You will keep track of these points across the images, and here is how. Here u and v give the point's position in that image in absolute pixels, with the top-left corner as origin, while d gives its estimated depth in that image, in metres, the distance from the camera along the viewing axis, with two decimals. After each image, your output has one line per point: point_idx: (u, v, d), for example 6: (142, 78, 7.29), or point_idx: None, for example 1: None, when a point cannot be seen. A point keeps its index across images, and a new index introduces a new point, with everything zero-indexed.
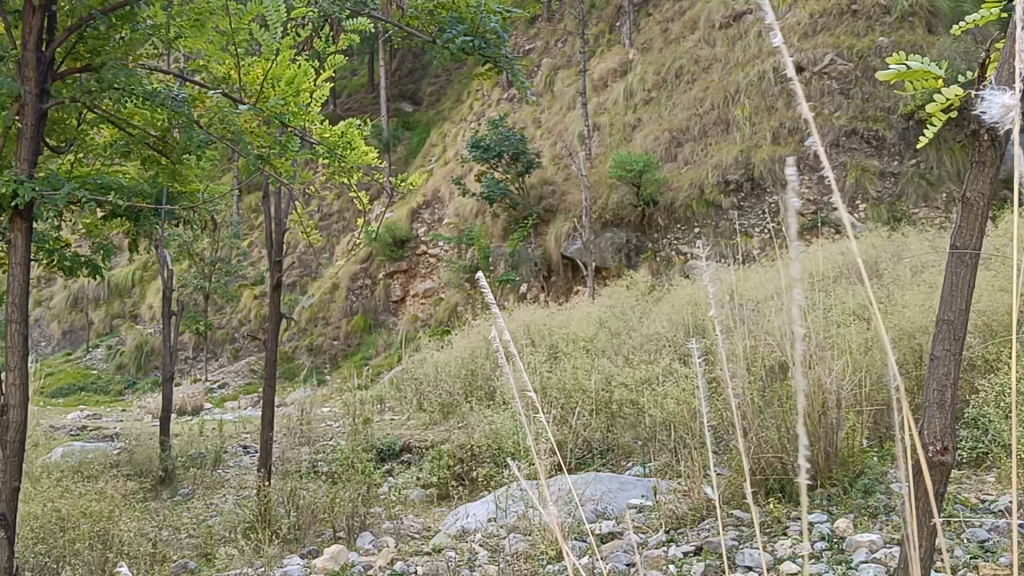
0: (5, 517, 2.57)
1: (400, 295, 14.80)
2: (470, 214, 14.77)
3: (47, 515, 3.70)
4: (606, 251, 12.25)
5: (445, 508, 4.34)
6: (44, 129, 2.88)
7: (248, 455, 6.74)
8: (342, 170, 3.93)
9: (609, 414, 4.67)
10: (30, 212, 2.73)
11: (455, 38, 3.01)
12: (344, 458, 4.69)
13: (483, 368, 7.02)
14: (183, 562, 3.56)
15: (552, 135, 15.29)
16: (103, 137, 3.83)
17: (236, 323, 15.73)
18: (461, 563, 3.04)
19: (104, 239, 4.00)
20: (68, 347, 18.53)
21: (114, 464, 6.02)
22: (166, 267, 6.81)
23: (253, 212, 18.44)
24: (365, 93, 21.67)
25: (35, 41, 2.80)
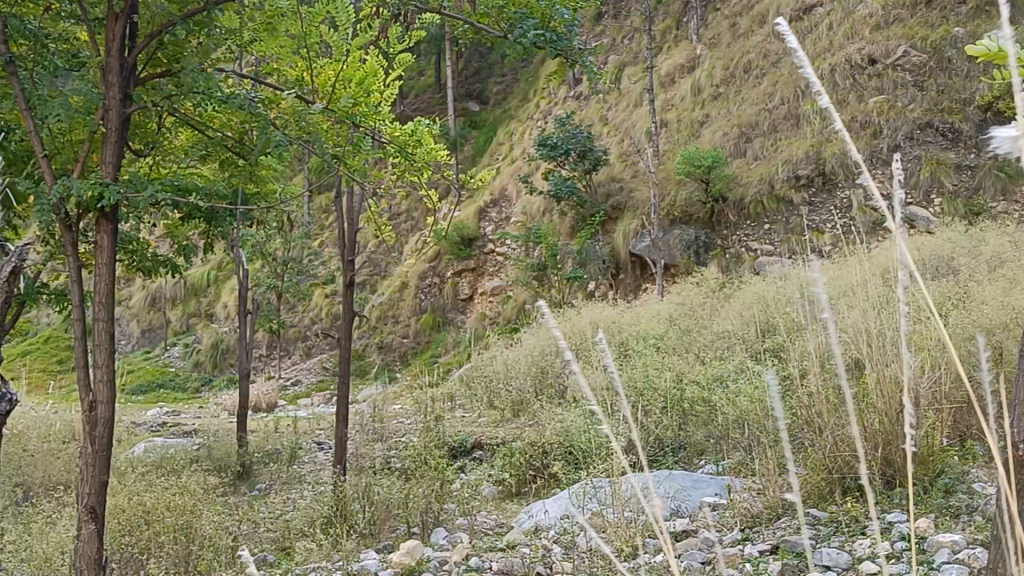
0: (94, 509, 2.67)
1: (469, 293, 14.88)
2: (537, 213, 14.79)
3: (133, 507, 3.80)
4: (675, 248, 12.19)
5: (517, 504, 4.37)
6: (128, 134, 2.98)
7: (322, 452, 6.85)
8: (413, 168, 3.96)
9: (681, 412, 4.64)
10: (115, 215, 2.82)
11: (526, 32, 3.02)
12: (416, 455, 4.73)
13: (555, 365, 7.02)
14: (262, 555, 3.61)
15: (618, 133, 15.25)
16: (180, 140, 3.94)
17: (308, 322, 15.95)
18: (537, 558, 3.06)
19: (184, 239, 4.13)
20: (147, 345, 18.96)
21: (194, 459, 6.16)
22: (241, 267, 6.93)
23: (324, 211, 18.68)
24: (432, 93, 21.81)
25: (118, 46, 2.90)
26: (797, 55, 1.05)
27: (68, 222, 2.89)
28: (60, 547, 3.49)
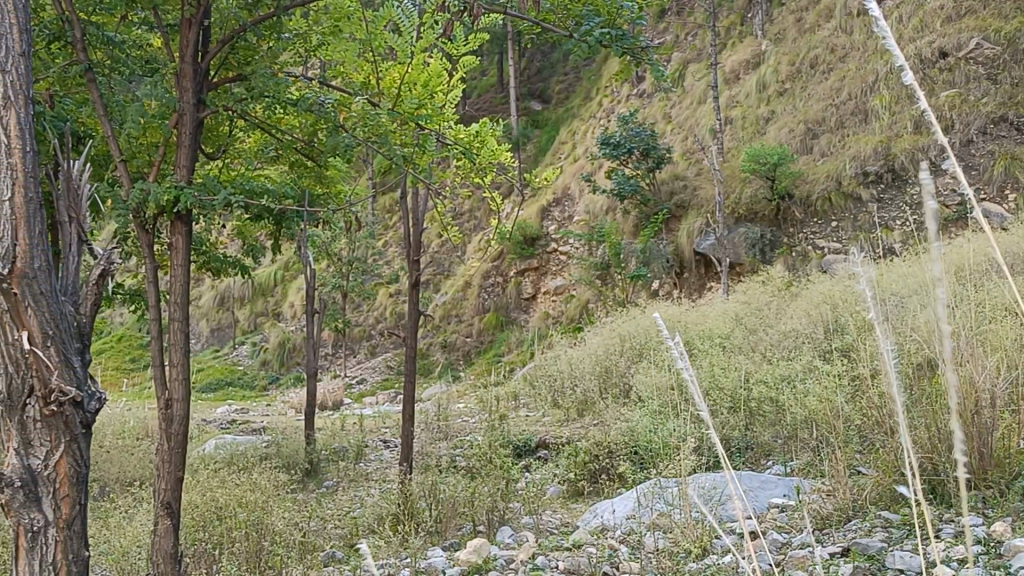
0: (170, 505, 2.89)
1: (532, 292, 14.90)
2: (601, 211, 14.73)
3: (206, 504, 3.89)
4: (740, 246, 12.07)
5: (582, 504, 4.37)
6: (201, 137, 3.12)
7: (388, 450, 6.91)
8: (477, 169, 3.98)
9: (747, 411, 4.60)
10: (190, 216, 3.02)
11: (592, 31, 3.04)
12: (482, 454, 4.75)
13: (620, 365, 6.99)
14: (331, 551, 3.64)
15: (682, 130, 15.13)
16: (249, 141, 4.04)
17: (372, 321, 16.08)
18: (603, 558, 3.06)
19: (253, 240, 4.23)
20: (215, 344, 19.29)
21: (264, 456, 6.25)
22: (308, 266, 7.01)
23: (388, 211, 18.82)
24: (494, 93, 21.84)
25: (191, 52, 3.08)
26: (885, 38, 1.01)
27: (145, 225, 3.03)
28: (136, 540, 3.58)
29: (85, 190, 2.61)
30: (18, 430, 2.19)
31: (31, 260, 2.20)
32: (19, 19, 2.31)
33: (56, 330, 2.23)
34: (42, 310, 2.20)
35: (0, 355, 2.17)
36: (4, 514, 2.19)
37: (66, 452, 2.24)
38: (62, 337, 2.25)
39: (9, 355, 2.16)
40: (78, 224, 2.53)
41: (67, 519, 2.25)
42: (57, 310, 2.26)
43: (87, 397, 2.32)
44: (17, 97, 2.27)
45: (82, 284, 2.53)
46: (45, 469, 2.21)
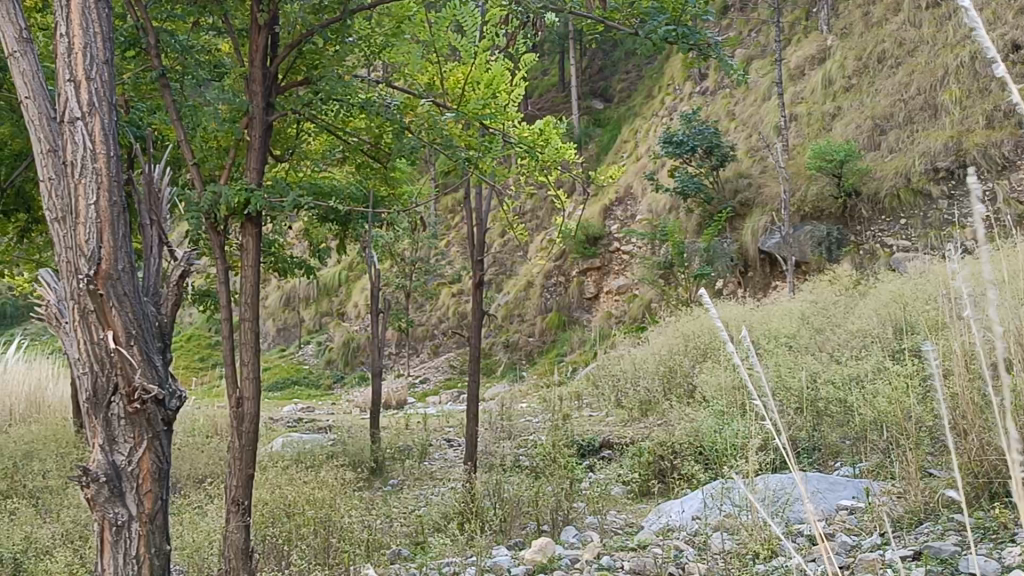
0: (242, 501, 3.05)
1: (594, 292, 14.86)
2: (664, 210, 14.63)
3: (277, 502, 3.97)
4: (806, 245, 11.92)
5: (647, 504, 4.37)
6: (270, 140, 3.23)
7: (452, 449, 6.94)
8: (541, 168, 3.98)
9: (814, 412, 4.54)
10: (259, 218, 3.14)
11: (658, 28, 3.02)
12: (546, 453, 4.77)
13: (684, 365, 6.92)
14: (397, 548, 3.68)
15: (745, 128, 14.94)
16: (315, 142, 4.12)
17: (435, 320, 16.16)
18: (669, 559, 3.05)
19: (319, 241, 4.31)
20: (281, 343, 19.53)
21: (331, 454, 6.33)
22: (372, 266, 7.06)
23: (450, 211, 18.89)
24: (556, 92, 21.79)
25: (260, 57, 3.19)
26: (986, 45, 0.95)
27: (216, 227, 3.15)
28: (208, 536, 3.66)
29: (165, 193, 2.68)
30: (103, 427, 2.25)
31: (115, 261, 2.27)
32: (102, 28, 2.37)
33: (138, 329, 2.28)
34: (125, 310, 2.26)
35: (86, 355, 2.24)
36: (91, 507, 2.25)
37: (148, 448, 2.30)
38: (144, 336, 2.30)
39: (95, 355, 2.23)
40: (159, 227, 2.60)
41: (150, 513, 2.31)
42: (139, 310, 2.32)
43: (168, 394, 2.36)
44: (101, 103, 2.33)
45: (164, 284, 2.59)
46: (128, 465, 2.26)
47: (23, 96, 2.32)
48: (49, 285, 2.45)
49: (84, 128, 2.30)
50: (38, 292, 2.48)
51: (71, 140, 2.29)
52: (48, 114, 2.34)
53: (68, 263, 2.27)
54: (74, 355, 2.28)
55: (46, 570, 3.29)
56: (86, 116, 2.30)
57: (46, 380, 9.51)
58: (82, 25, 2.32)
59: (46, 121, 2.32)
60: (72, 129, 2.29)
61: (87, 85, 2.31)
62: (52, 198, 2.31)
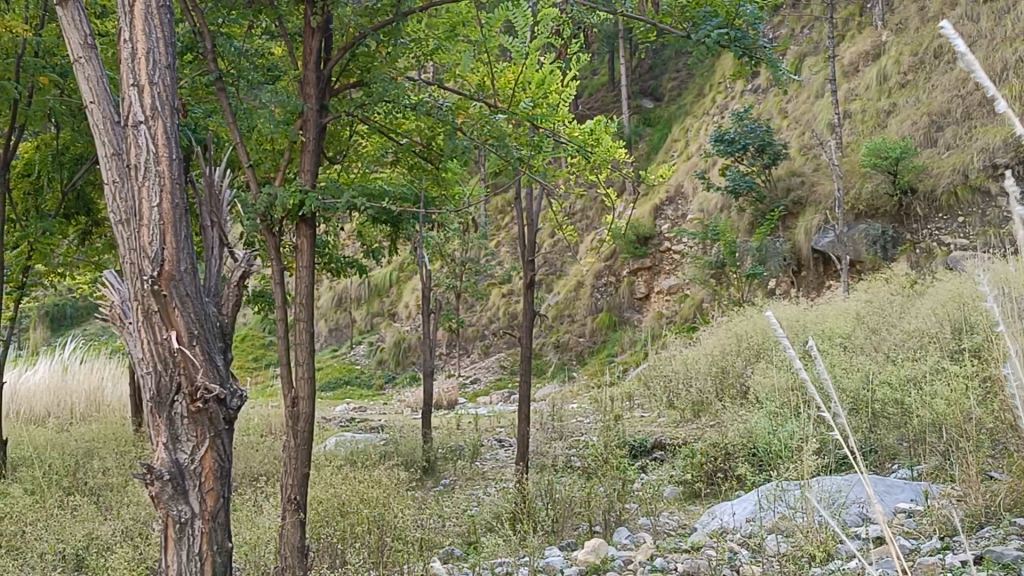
0: (297, 500, 3.10)
1: (645, 293, 14.80)
2: (715, 210, 14.51)
3: (332, 502, 4.02)
4: (860, 244, 11.79)
5: (700, 506, 4.34)
6: (324, 142, 3.27)
7: (503, 449, 6.94)
8: (593, 167, 3.98)
9: (870, 413, 4.46)
10: (313, 219, 3.19)
11: (711, 31, 3.01)
12: (597, 454, 4.76)
13: (736, 366, 6.85)
14: (450, 548, 3.71)
15: (798, 126, 14.75)
16: (367, 144, 4.16)
17: (486, 321, 16.18)
18: (723, 561, 3.05)
19: (372, 242, 4.36)
20: (333, 343, 19.68)
21: (383, 453, 6.36)
22: (423, 267, 7.09)
23: (500, 211, 18.90)
24: (606, 92, 21.71)
25: (314, 60, 3.23)
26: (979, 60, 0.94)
27: (272, 228, 3.20)
28: (265, 534, 3.71)
29: (226, 195, 2.73)
30: (166, 425, 2.28)
31: (177, 263, 2.30)
32: (164, 34, 2.42)
33: (201, 329, 2.31)
34: (188, 310, 2.29)
35: (150, 355, 2.28)
36: (155, 504, 2.29)
37: (210, 447, 2.33)
38: (205, 336, 2.33)
39: (158, 355, 2.27)
40: (220, 230, 2.65)
41: (212, 511, 2.33)
42: (201, 311, 2.35)
43: (230, 393, 2.38)
44: (164, 107, 2.37)
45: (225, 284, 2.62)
46: (191, 463, 2.30)
47: (87, 100, 2.37)
48: (113, 287, 2.50)
49: (148, 132, 2.34)
50: (102, 294, 2.52)
51: (134, 145, 2.34)
52: (112, 119, 2.39)
53: (132, 265, 2.32)
54: (137, 355, 2.32)
55: (108, 566, 3.35)
56: (149, 120, 2.35)
57: (106, 381, 9.66)
58: (146, 31, 2.37)
59: (110, 126, 2.37)
60: (136, 133, 2.34)
61: (150, 90, 2.35)
62: (115, 200, 2.36)
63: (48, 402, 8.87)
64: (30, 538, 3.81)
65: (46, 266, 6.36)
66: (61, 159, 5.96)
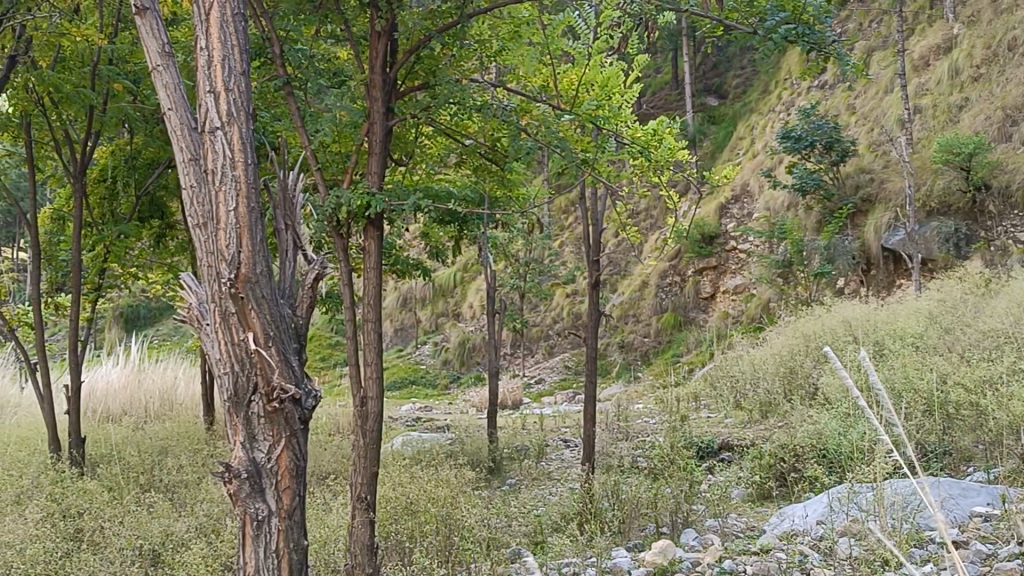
0: (366, 499, 3.14)
1: (711, 292, 14.66)
2: (781, 208, 14.32)
3: (399, 501, 4.06)
4: (933, 242, 11.60)
5: (768, 508, 4.29)
6: (390, 145, 3.31)
7: (568, 449, 6.95)
8: (656, 168, 3.96)
9: (945, 415, 4.37)
10: (380, 221, 3.22)
11: (777, 27, 2.97)
12: (664, 455, 4.75)
13: (804, 366, 6.75)
14: (516, 547, 3.72)
15: (867, 122, 14.47)
16: (432, 147, 4.20)
17: (550, 321, 16.18)
18: (793, 564, 3.03)
19: (437, 244, 4.39)
20: (399, 343, 19.83)
21: (449, 453, 6.38)
22: (488, 267, 7.11)
23: (563, 211, 18.86)
24: (669, 90, 21.54)
25: (381, 64, 3.27)
26: None
27: (340, 231, 3.26)
28: (334, 532, 3.75)
29: (298, 197, 2.77)
30: (243, 425, 2.32)
31: (254, 265, 2.34)
32: (239, 40, 2.46)
33: (276, 330, 2.35)
34: (265, 312, 2.33)
35: (229, 356, 2.32)
36: (233, 502, 2.34)
37: (287, 446, 2.36)
38: (282, 338, 2.37)
39: (237, 355, 2.31)
40: (293, 233, 2.69)
41: (289, 509, 2.37)
42: (277, 312, 2.39)
43: (305, 393, 2.41)
44: (239, 113, 2.41)
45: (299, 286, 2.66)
46: (269, 462, 2.33)
47: (165, 108, 2.43)
48: (191, 289, 2.55)
49: (224, 137, 2.39)
50: (181, 296, 2.57)
51: (211, 149, 2.38)
52: (189, 125, 2.45)
53: (210, 267, 2.36)
54: (215, 356, 2.37)
55: (183, 562, 3.42)
56: (225, 125, 2.39)
57: (180, 380, 9.85)
58: (221, 38, 2.42)
59: (187, 131, 2.43)
60: (212, 139, 2.39)
61: (226, 96, 2.40)
62: (194, 204, 2.41)
63: (124, 401, 9.08)
64: (108, 534, 3.91)
65: (121, 268, 6.51)
66: (135, 163, 6.14)
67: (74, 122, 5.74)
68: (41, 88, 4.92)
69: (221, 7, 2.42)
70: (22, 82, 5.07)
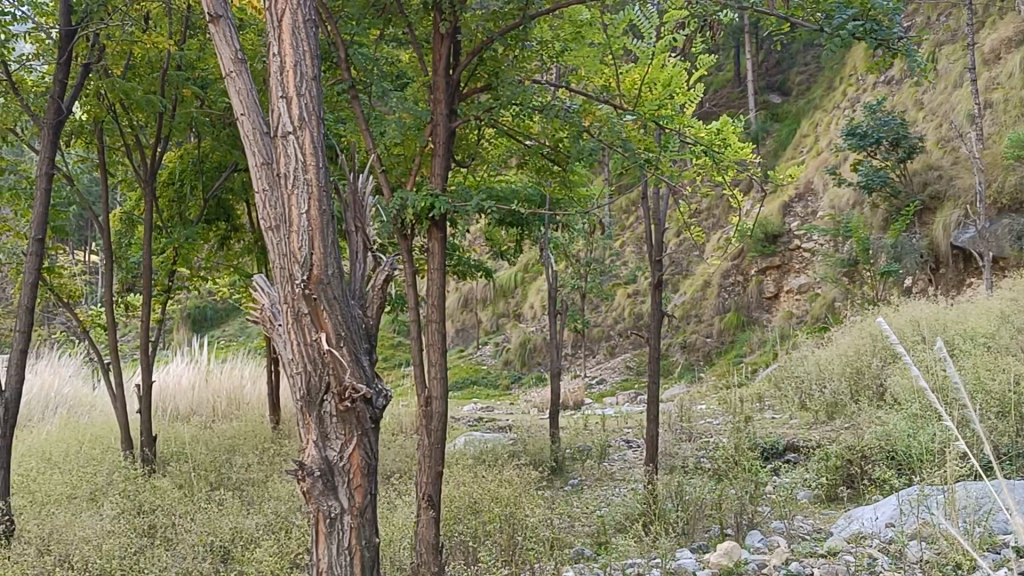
0: (431, 498, 3.17)
1: (774, 292, 14.46)
2: (847, 206, 14.09)
3: (462, 502, 4.08)
4: (1004, 240, 11.35)
5: (835, 510, 4.23)
6: (453, 146, 3.34)
7: (631, 450, 6.93)
8: (721, 168, 3.92)
9: (1018, 417, 4.29)
10: (443, 223, 3.25)
11: (844, 24, 2.93)
12: (728, 456, 4.71)
13: (871, 366, 6.64)
14: (580, 548, 3.71)
15: (935, 117, 14.16)
16: (497, 150, 4.23)
17: (611, 321, 16.12)
18: (862, 568, 3.00)
19: (500, 245, 4.42)
20: (460, 343, 19.90)
21: (512, 453, 6.40)
22: (549, 267, 7.12)
23: (624, 211, 18.77)
24: (731, 88, 21.34)
25: (444, 65, 3.30)
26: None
27: (404, 233, 3.29)
28: (399, 531, 3.78)
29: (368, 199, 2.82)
30: (316, 423, 2.36)
31: (325, 266, 2.37)
32: (310, 45, 2.50)
33: (348, 330, 2.38)
34: (336, 312, 2.36)
35: (301, 355, 2.36)
36: (306, 500, 2.37)
37: (358, 445, 2.39)
38: (353, 338, 2.39)
39: (308, 355, 2.35)
40: (363, 234, 2.72)
41: (360, 507, 2.40)
42: (348, 313, 2.42)
43: (376, 393, 2.43)
44: (311, 117, 2.45)
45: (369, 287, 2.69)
46: (340, 460, 2.36)
47: (238, 113, 2.48)
48: (264, 291, 2.60)
49: (296, 142, 2.42)
50: (253, 297, 2.62)
51: (284, 154, 2.42)
52: (262, 129, 2.50)
53: (284, 270, 2.41)
54: (287, 356, 2.41)
55: (252, 559, 3.47)
56: (297, 129, 2.43)
57: (246, 380, 10.00)
58: (293, 45, 2.45)
59: (260, 136, 2.48)
60: (285, 143, 2.43)
61: (298, 101, 2.44)
62: (266, 208, 2.45)
63: (192, 401, 9.24)
64: (180, 531, 3.98)
65: (190, 271, 6.64)
66: (202, 166, 6.28)
67: (143, 127, 5.87)
68: (114, 95, 5.05)
69: (293, 13, 2.46)
70: (95, 90, 5.19)
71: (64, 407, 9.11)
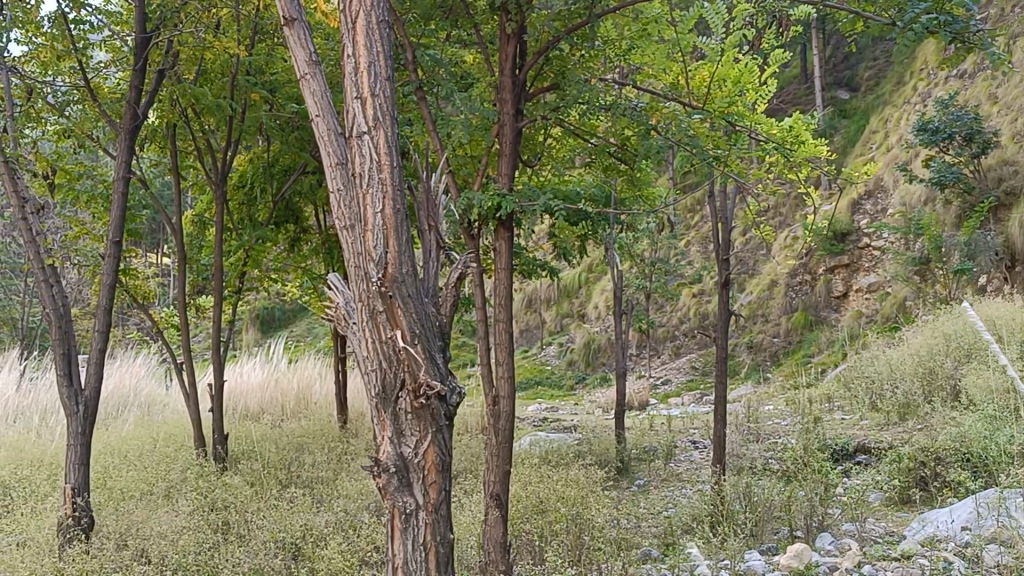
0: (498, 497, 3.17)
1: (843, 292, 14.23)
2: (918, 203, 13.79)
3: (528, 502, 4.09)
4: None
5: (907, 512, 4.15)
6: (520, 145, 3.34)
7: (698, 450, 6.88)
8: (792, 165, 3.87)
9: None
10: (510, 223, 3.25)
11: (918, 17, 2.86)
12: (797, 457, 4.65)
13: (945, 366, 6.49)
14: (647, 548, 3.69)
15: (1010, 111, 13.79)
16: (562, 150, 4.23)
17: (676, 321, 16.02)
18: (937, 571, 2.94)
19: (565, 245, 4.40)
20: (525, 344, 19.93)
21: (578, 453, 6.38)
22: (614, 267, 7.10)
23: (689, 210, 18.63)
24: (797, 84, 21.07)
25: (510, 65, 3.30)
26: None
27: (471, 232, 3.30)
28: (466, 530, 3.80)
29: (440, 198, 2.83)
30: (391, 420, 2.39)
31: (400, 265, 2.40)
32: (384, 47, 2.52)
33: (421, 328, 2.39)
34: (411, 310, 2.38)
35: (375, 352, 2.39)
36: (382, 495, 2.40)
37: (432, 442, 2.40)
38: (426, 335, 2.41)
39: (383, 352, 2.37)
40: (435, 233, 2.75)
41: (435, 503, 2.41)
42: (422, 311, 2.43)
43: (449, 390, 2.44)
44: (385, 117, 2.47)
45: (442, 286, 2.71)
46: (415, 456, 2.38)
47: (313, 114, 2.52)
48: (339, 290, 2.63)
49: (371, 142, 2.45)
50: (328, 296, 2.66)
51: (358, 153, 2.45)
52: (336, 131, 2.53)
53: (358, 268, 2.43)
54: (363, 353, 2.44)
55: (323, 556, 3.51)
56: (371, 130, 2.45)
57: (314, 380, 10.13)
58: (367, 46, 2.48)
59: (334, 137, 2.52)
60: (359, 143, 2.45)
61: (372, 101, 2.46)
62: (341, 207, 2.49)
63: (262, 400, 9.38)
64: (252, 527, 4.05)
65: (260, 272, 6.75)
66: (271, 170, 6.39)
67: (214, 132, 5.98)
68: (185, 100, 5.16)
69: (367, 15, 2.49)
70: (168, 95, 5.31)
71: (139, 406, 9.30)
